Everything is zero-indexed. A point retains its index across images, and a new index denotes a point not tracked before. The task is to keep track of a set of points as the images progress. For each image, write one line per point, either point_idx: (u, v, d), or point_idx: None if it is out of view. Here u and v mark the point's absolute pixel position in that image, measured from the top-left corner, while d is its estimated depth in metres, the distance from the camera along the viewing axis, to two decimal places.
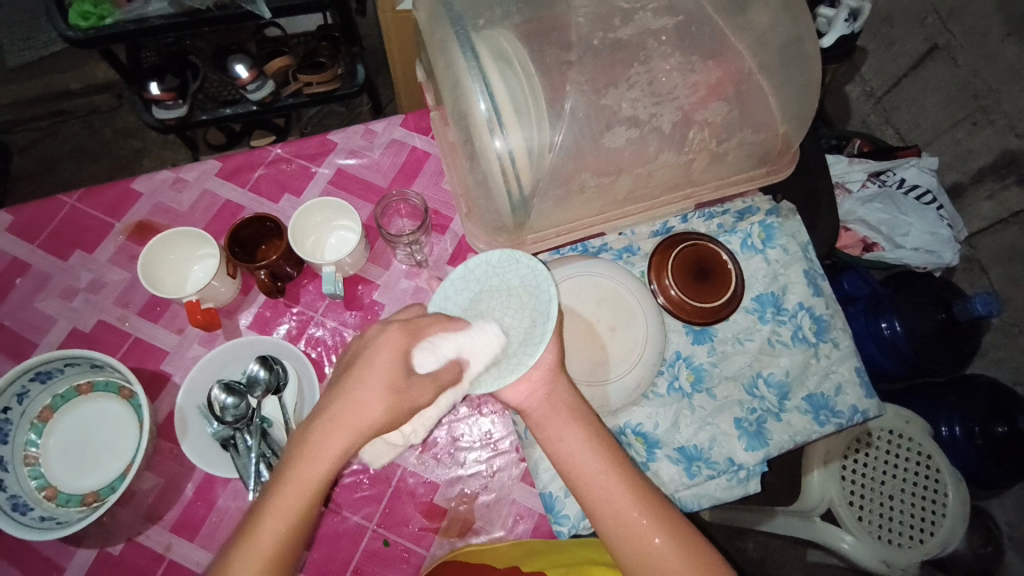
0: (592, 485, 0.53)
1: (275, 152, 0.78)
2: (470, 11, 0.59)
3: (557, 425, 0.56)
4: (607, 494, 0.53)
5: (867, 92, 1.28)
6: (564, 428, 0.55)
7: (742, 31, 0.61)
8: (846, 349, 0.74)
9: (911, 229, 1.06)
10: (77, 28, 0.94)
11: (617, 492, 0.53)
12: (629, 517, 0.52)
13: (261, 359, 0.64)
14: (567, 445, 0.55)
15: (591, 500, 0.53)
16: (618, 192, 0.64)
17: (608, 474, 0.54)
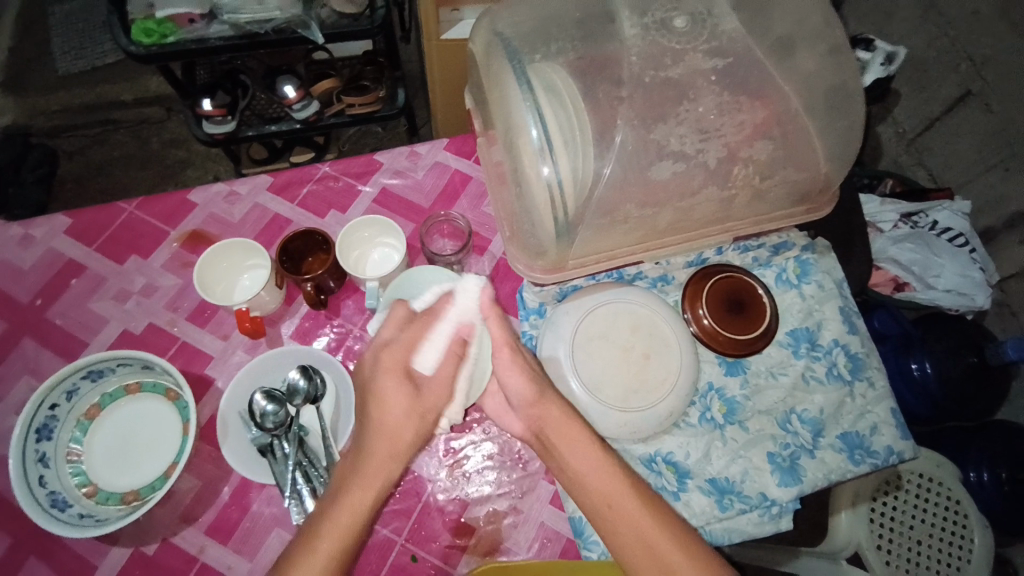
0: (611, 505, 0.53)
1: (323, 169, 0.81)
2: (526, 46, 0.62)
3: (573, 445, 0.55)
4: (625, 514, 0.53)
5: (898, 133, 1.26)
6: (586, 445, 0.55)
7: (788, 73, 0.63)
8: (881, 389, 0.74)
9: (943, 270, 1.05)
10: (140, 44, 0.99)
11: (635, 514, 0.53)
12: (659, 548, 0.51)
13: (301, 369, 0.66)
14: (592, 473, 0.54)
15: (606, 526, 0.53)
16: (659, 224, 0.66)
17: (622, 494, 0.53)
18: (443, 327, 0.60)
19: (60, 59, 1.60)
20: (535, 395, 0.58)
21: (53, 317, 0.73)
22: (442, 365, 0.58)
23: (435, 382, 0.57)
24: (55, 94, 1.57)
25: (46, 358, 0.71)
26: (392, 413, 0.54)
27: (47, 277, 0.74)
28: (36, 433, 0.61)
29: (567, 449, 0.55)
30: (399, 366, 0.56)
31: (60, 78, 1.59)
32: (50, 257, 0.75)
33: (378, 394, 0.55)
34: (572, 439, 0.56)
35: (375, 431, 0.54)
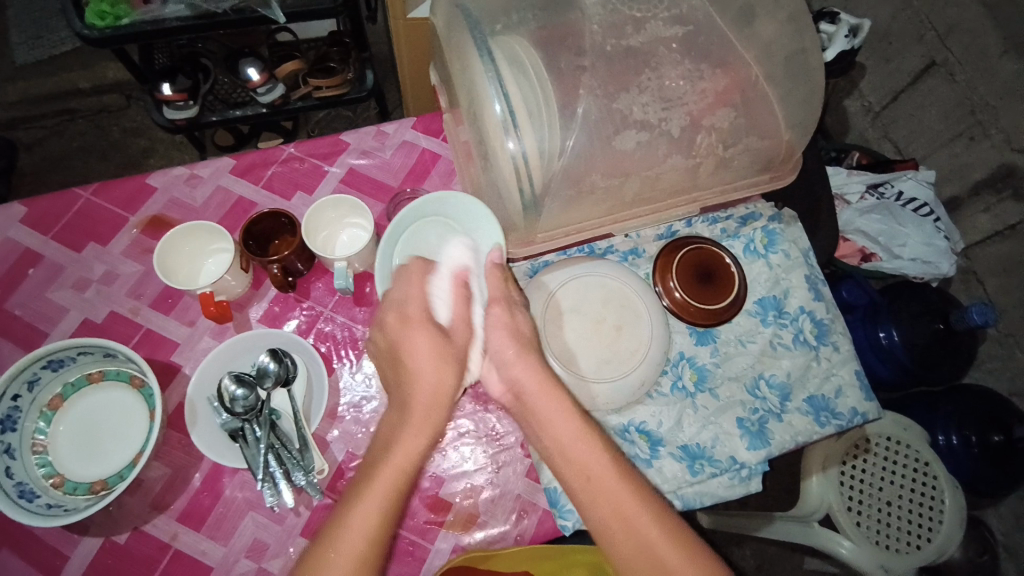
0: (593, 477, 0.53)
1: (288, 151, 0.80)
2: (487, 17, 0.61)
3: (556, 426, 0.56)
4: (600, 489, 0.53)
5: (864, 107, 1.30)
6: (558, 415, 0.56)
7: (750, 40, 0.63)
8: (846, 352, 0.76)
9: (909, 240, 1.07)
10: (94, 27, 0.96)
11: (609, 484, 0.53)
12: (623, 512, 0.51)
13: (270, 352, 0.65)
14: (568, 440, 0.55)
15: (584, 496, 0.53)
16: (626, 196, 0.66)
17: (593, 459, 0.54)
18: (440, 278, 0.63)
19: (14, 48, 1.53)
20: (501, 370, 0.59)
21: (10, 309, 0.71)
22: (456, 310, 0.62)
23: (458, 330, 0.61)
24: (12, 85, 1.50)
25: (6, 350, 0.69)
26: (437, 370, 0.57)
27: (3, 268, 0.72)
28: None
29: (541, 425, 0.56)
30: (429, 338, 0.58)
31: (14, 67, 1.52)
32: (6, 248, 0.73)
33: (406, 347, 0.58)
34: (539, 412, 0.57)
35: (414, 384, 0.56)
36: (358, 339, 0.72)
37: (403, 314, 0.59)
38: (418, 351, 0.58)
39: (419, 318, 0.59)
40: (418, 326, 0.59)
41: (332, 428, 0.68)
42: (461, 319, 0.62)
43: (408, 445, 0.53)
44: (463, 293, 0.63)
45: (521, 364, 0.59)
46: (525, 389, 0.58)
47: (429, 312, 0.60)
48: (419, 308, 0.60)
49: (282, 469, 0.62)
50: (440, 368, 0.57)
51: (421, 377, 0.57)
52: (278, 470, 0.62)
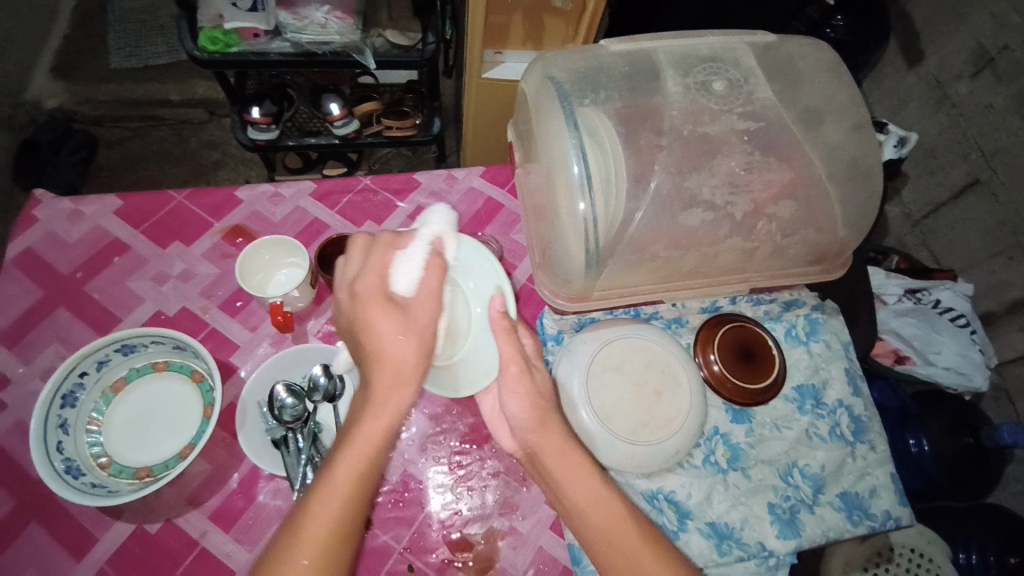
0: (614, 544, 0.51)
1: (365, 182, 0.86)
2: (577, 91, 0.67)
3: (582, 496, 0.53)
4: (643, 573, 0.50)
5: (905, 214, 1.35)
6: (585, 476, 0.54)
7: (815, 141, 0.67)
8: (882, 453, 0.76)
9: (944, 348, 1.08)
10: (205, 50, 1.06)
11: None
12: None
13: (324, 366, 0.68)
14: (584, 502, 0.53)
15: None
16: (683, 267, 0.69)
17: None
18: (417, 248, 0.59)
19: (113, 53, 1.66)
20: (530, 418, 0.57)
21: (89, 291, 0.75)
22: (423, 283, 0.56)
23: (418, 303, 0.55)
24: (105, 86, 1.61)
25: (77, 330, 0.73)
26: (389, 353, 0.52)
27: (91, 252, 0.77)
28: (61, 399, 0.62)
29: (566, 480, 0.54)
30: (377, 290, 0.54)
31: (110, 70, 1.64)
32: (97, 234, 0.78)
33: (365, 323, 0.53)
34: (562, 467, 0.54)
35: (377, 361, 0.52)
36: None
37: (356, 290, 0.55)
38: (379, 317, 0.53)
39: (375, 294, 0.54)
40: (374, 304, 0.54)
41: None
42: (421, 291, 0.56)
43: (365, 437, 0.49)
44: (438, 263, 0.58)
45: (530, 427, 0.56)
46: (543, 440, 0.56)
47: (385, 286, 0.55)
48: (371, 281, 0.55)
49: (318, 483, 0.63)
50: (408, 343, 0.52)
51: (386, 343, 0.52)
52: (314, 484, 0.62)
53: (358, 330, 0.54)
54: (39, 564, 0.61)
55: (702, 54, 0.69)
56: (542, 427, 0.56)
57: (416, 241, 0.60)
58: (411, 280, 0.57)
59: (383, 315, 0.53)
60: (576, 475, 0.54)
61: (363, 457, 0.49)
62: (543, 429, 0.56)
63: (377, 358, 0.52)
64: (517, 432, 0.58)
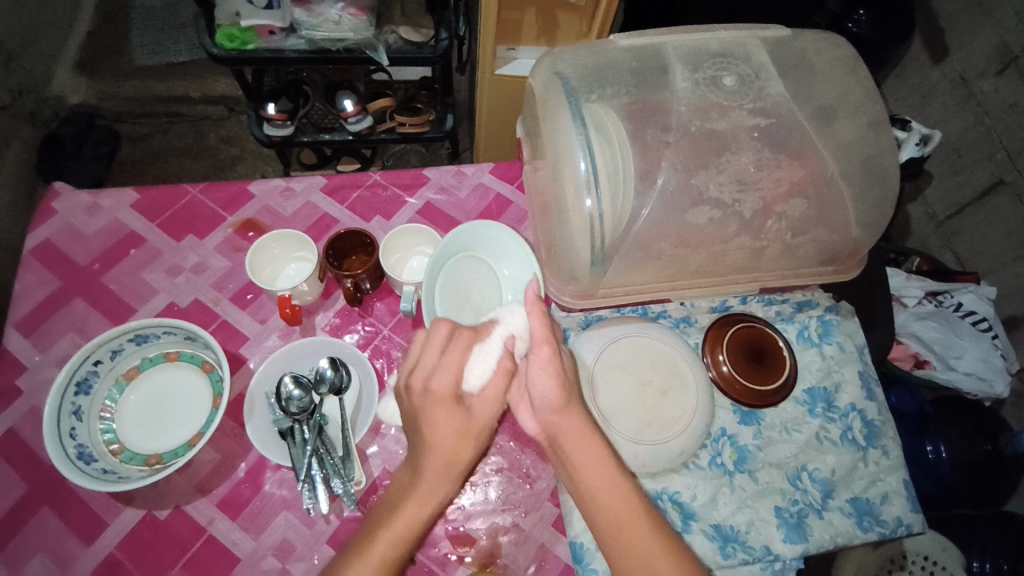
0: (620, 524, 0.51)
1: (374, 178, 0.86)
2: (584, 86, 0.66)
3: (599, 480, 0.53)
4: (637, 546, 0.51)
5: (929, 214, 1.31)
6: (599, 452, 0.54)
7: (829, 138, 0.66)
8: (895, 459, 0.74)
9: (966, 352, 1.05)
10: (222, 47, 1.07)
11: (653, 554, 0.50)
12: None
13: (330, 359, 0.69)
14: (590, 478, 0.53)
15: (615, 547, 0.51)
16: (690, 266, 0.69)
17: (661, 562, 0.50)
18: (491, 346, 0.58)
19: (136, 50, 1.69)
20: (556, 398, 0.55)
21: (106, 282, 0.77)
22: (491, 383, 0.56)
23: (485, 406, 0.55)
24: (128, 83, 1.65)
25: (93, 319, 0.75)
26: (440, 449, 0.53)
27: (108, 245, 0.79)
28: (75, 386, 0.64)
29: (577, 454, 0.54)
30: (451, 390, 0.54)
31: (133, 67, 1.67)
32: (114, 227, 0.80)
33: (430, 424, 0.53)
34: (576, 443, 0.54)
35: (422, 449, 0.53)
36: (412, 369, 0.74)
37: (418, 384, 0.55)
38: (445, 421, 0.53)
39: (444, 394, 0.54)
40: (442, 405, 0.54)
41: (372, 443, 0.69)
42: (487, 394, 0.56)
43: (409, 516, 0.51)
44: (509, 366, 0.57)
45: (555, 407, 0.55)
46: (564, 421, 0.55)
47: (458, 388, 0.55)
48: (443, 382, 0.54)
49: (322, 474, 0.64)
50: (462, 440, 0.53)
51: (445, 443, 0.53)
52: (318, 474, 0.64)
53: (418, 427, 0.54)
54: (52, 546, 0.63)
55: (713, 50, 0.68)
56: (567, 407, 0.55)
57: (491, 338, 0.59)
58: (482, 375, 0.56)
59: (450, 418, 0.53)
60: (589, 452, 0.54)
61: (404, 533, 0.51)
62: (565, 411, 0.55)
63: (433, 450, 0.53)
64: (539, 413, 0.56)
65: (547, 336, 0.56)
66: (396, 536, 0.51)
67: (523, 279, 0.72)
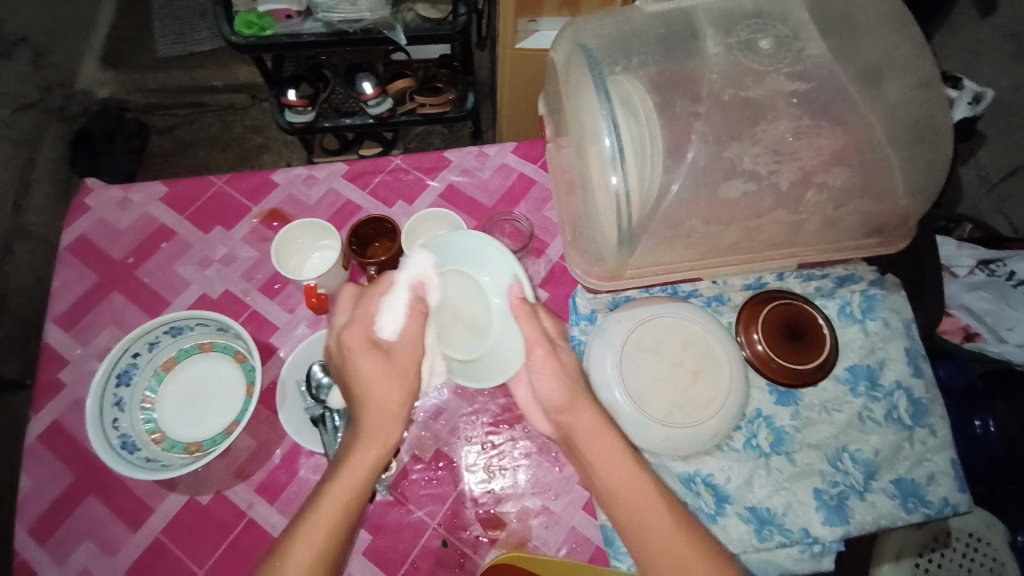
0: (642, 519, 0.52)
1: (396, 162, 0.85)
2: (608, 58, 0.63)
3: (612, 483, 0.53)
4: (653, 534, 0.51)
5: (980, 177, 1.21)
6: (615, 448, 0.55)
7: (875, 100, 0.61)
8: (943, 437, 0.71)
9: (1018, 324, 0.98)
10: (241, 35, 1.07)
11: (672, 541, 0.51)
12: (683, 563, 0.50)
13: None
14: (608, 475, 0.54)
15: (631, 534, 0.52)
16: (723, 242, 0.66)
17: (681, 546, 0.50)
18: (397, 291, 0.59)
19: (158, 41, 1.71)
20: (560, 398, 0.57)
21: (140, 276, 0.79)
22: (405, 325, 0.58)
23: (403, 348, 0.58)
24: (153, 74, 1.67)
25: (131, 312, 0.77)
26: (383, 403, 0.55)
27: (140, 239, 0.81)
28: (116, 377, 0.66)
29: (593, 450, 0.55)
30: (364, 337, 0.57)
31: (157, 58, 1.69)
32: (145, 221, 0.82)
33: (357, 376, 0.56)
34: (591, 442, 0.55)
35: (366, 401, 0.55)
36: None
37: (343, 340, 0.57)
38: (369, 370, 0.55)
39: (360, 343, 0.57)
40: (362, 352, 0.56)
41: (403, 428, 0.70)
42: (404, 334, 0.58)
43: (349, 479, 0.52)
44: (420, 308, 0.60)
45: (559, 405, 0.57)
46: (576, 418, 0.56)
47: (372, 335, 0.57)
48: (354, 333, 0.57)
49: None
50: (392, 384, 0.56)
51: (378, 394, 0.55)
52: None
53: (352, 388, 0.56)
54: (104, 530, 0.66)
55: (747, 11, 0.64)
56: (572, 405, 0.57)
57: (395, 282, 0.60)
58: (394, 322, 0.58)
59: (381, 371, 0.55)
60: (606, 448, 0.54)
61: (348, 489, 0.52)
62: (573, 403, 0.57)
63: (369, 402, 0.55)
64: (554, 415, 0.58)
65: (545, 336, 0.59)
66: (343, 493, 0.51)
67: (506, 283, 0.60)
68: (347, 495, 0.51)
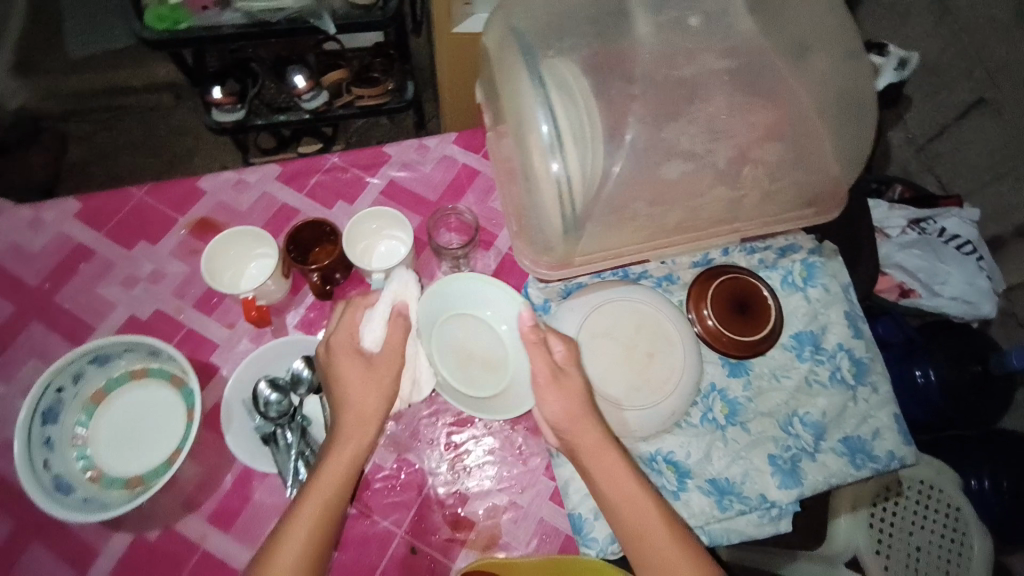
0: (619, 488, 0.57)
1: (332, 160, 0.82)
2: (540, 41, 0.61)
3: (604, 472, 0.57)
4: (633, 509, 0.56)
5: (908, 139, 1.29)
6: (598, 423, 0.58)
7: (803, 73, 0.62)
8: (884, 394, 0.74)
9: (950, 278, 1.05)
10: (153, 29, 0.99)
11: (648, 517, 0.56)
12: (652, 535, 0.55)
13: (306, 359, 0.66)
14: (594, 444, 0.58)
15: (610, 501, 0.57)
16: (667, 223, 0.65)
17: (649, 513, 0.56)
18: (378, 307, 0.63)
19: (68, 41, 1.57)
20: (560, 410, 0.59)
21: (60, 302, 0.73)
22: (384, 337, 0.61)
23: (384, 358, 0.60)
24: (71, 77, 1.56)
25: (53, 343, 0.71)
26: (362, 400, 0.58)
27: (55, 262, 0.75)
28: (41, 416, 0.61)
29: (586, 423, 0.58)
30: (347, 346, 0.60)
31: (67, 61, 1.57)
32: (59, 242, 0.75)
33: (335, 375, 0.59)
34: (578, 418, 0.58)
35: (345, 398, 0.58)
36: None
37: (330, 346, 0.60)
38: (351, 370, 0.59)
39: (344, 348, 0.60)
40: (342, 358, 0.59)
41: None
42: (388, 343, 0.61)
43: (336, 471, 0.55)
44: (398, 320, 0.62)
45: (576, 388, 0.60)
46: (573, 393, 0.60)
47: (355, 342, 0.60)
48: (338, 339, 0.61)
49: None
50: (369, 386, 0.58)
51: (356, 396, 0.58)
52: (307, 478, 0.62)
53: (330, 383, 0.59)
54: None
55: None
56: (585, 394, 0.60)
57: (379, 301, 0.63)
58: (375, 337, 0.61)
59: (353, 364, 0.59)
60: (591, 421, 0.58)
61: (335, 480, 0.54)
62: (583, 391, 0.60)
63: (348, 399, 0.58)
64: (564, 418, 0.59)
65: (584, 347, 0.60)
66: (331, 489, 0.54)
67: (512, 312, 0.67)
68: (336, 490, 0.54)
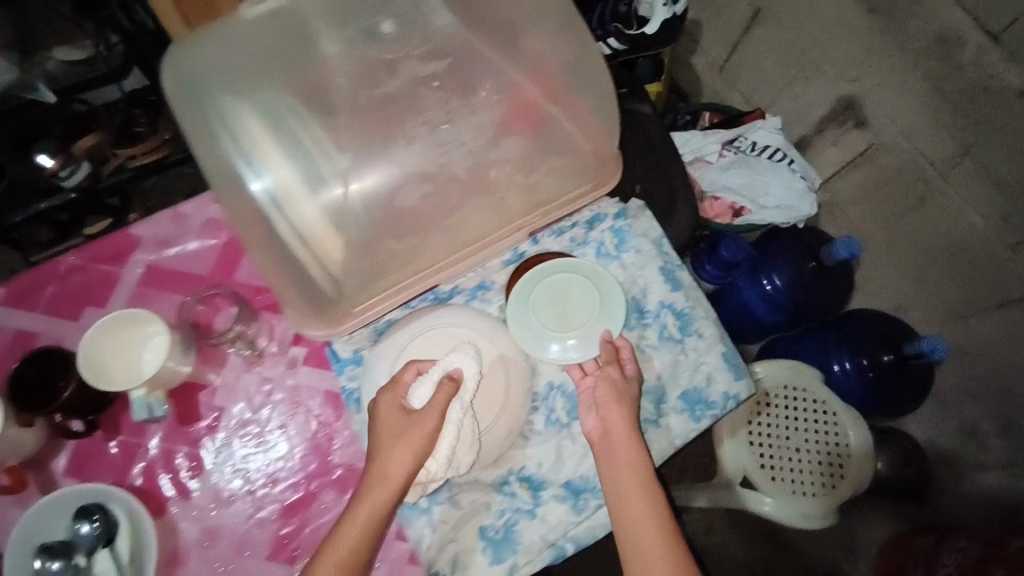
0: (619, 480, 0.59)
1: (68, 261, 0.71)
2: (229, 91, 0.58)
3: (617, 461, 0.60)
4: (629, 507, 0.58)
5: (709, 63, 1.26)
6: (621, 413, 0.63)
7: (511, 60, 0.63)
8: (710, 337, 0.74)
9: (771, 189, 1.08)
10: None
11: (642, 513, 0.58)
12: (643, 526, 0.57)
13: (79, 515, 0.58)
14: (609, 426, 0.62)
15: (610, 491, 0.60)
16: (433, 246, 0.63)
17: (638, 505, 0.58)
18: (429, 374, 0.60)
19: None
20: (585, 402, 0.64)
21: None
22: (427, 404, 0.59)
23: (427, 412, 0.58)
24: None
25: None
26: (393, 458, 0.57)
27: None
28: None
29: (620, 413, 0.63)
30: (393, 406, 0.59)
31: None
32: None
33: (377, 432, 0.59)
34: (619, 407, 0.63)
35: (381, 458, 0.57)
36: (190, 465, 0.67)
37: (380, 406, 0.60)
38: (417, 420, 0.58)
39: (390, 406, 0.59)
40: (388, 419, 0.59)
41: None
42: (432, 404, 0.58)
43: (358, 526, 0.56)
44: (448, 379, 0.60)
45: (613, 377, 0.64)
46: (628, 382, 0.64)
47: (403, 405, 0.59)
48: (389, 405, 0.60)
49: None
50: (411, 443, 0.58)
51: (388, 454, 0.57)
52: None
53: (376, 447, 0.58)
54: None
55: None
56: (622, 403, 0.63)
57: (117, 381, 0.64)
58: (422, 396, 0.60)
59: (399, 418, 0.59)
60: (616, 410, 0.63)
61: (351, 537, 0.56)
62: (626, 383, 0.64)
63: (378, 453, 0.58)
64: (600, 410, 0.64)
65: (609, 359, 0.66)
66: (344, 550, 0.55)
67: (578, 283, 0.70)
68: (347, 549, 0.55)
